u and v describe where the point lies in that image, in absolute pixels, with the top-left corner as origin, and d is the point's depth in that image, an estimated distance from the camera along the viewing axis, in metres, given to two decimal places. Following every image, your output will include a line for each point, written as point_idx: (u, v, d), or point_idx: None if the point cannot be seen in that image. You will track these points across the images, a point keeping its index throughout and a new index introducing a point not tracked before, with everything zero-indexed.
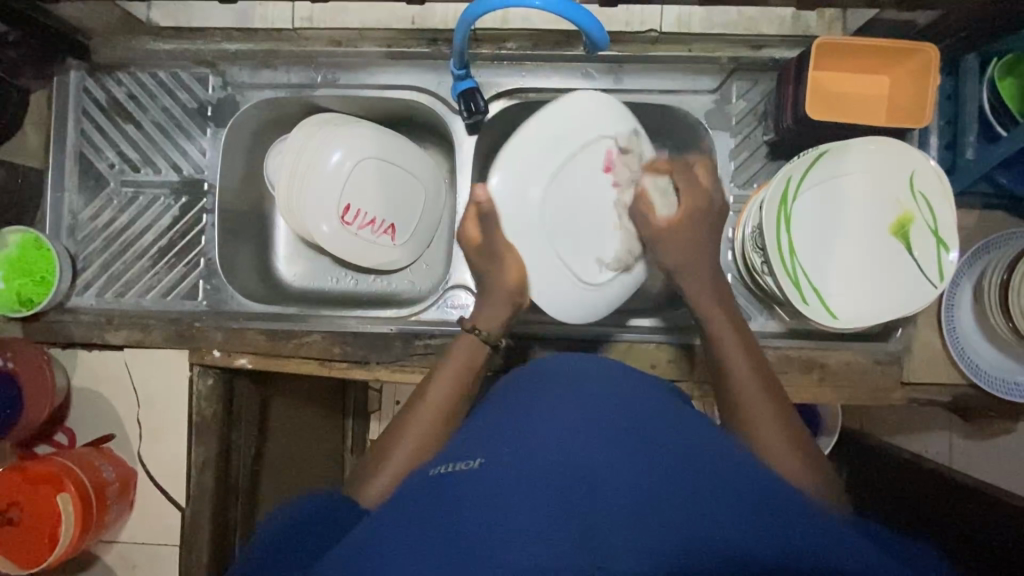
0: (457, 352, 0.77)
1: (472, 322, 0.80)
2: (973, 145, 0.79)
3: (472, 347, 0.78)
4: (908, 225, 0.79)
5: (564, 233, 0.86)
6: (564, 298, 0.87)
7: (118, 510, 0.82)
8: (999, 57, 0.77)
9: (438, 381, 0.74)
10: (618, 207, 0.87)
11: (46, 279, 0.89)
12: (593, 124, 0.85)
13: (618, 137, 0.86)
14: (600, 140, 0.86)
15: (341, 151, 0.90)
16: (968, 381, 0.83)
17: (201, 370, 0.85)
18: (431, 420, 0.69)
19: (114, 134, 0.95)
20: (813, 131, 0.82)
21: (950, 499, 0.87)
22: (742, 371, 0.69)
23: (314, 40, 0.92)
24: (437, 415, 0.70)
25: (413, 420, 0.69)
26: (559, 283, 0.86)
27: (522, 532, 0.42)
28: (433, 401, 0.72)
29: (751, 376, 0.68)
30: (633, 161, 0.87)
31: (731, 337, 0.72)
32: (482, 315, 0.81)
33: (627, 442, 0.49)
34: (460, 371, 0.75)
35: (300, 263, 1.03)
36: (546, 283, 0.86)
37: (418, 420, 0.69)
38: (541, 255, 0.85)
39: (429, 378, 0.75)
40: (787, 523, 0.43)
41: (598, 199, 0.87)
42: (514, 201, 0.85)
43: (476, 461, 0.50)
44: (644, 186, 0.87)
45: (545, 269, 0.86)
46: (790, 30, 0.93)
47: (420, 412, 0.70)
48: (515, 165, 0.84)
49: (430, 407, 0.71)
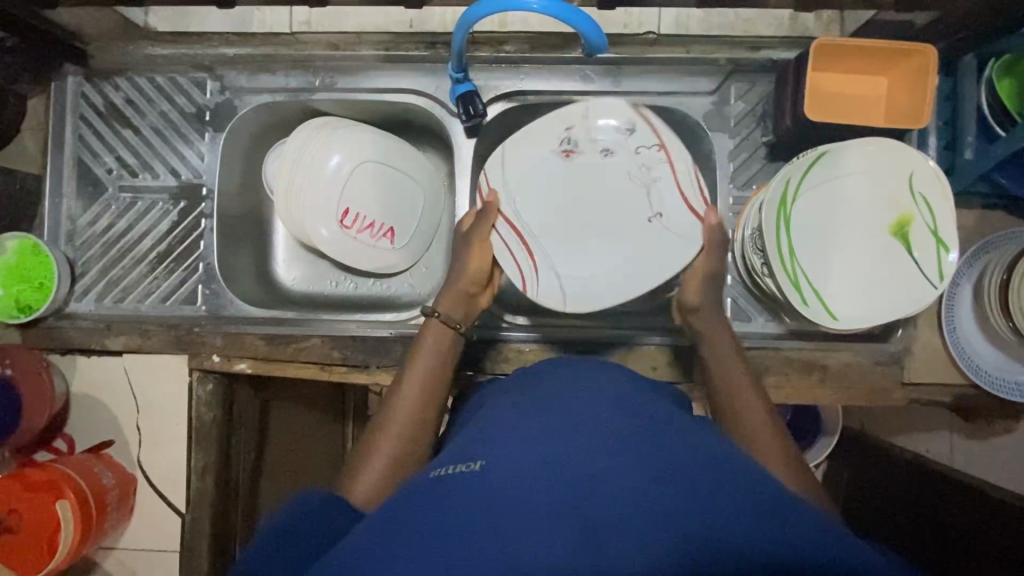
0: (424, 341, 0.77)
1: (434, 307, 0.79)
2: (972, 145, 0.80)
3: (440, 331, 0.77)
4: (907, 226, 0.79)
5: (557, 180, 0.86)
6: (532, 258, 0.84)
7: (117, 517, 0.82)
8: (997, 58, 0.77)
9: (410, 372, 0.74)
10: (547, 179, 0.85)
11: (44, 286, 0.89)
12: (603, 125, 0.84)
13: (574, 120, 0.84)
14: (587, 132, 0.84)
15: (340, 154, 0.90)
16: (971, 382, 0.83)
17: (201, 374, 0.85)
18: (411, 411, 0.71)
19: (112, 140, 0.95)
20: (811, 133, 0.82)
21: (951, 498, 0.87)
22: (735, 375, 0.72)
23: (289, 28, 1.00)
24: (421, 405, 0.72)
25: (394, 416, 0.70)
26: (528, 253, 0.84)
27: (519, 538, 0.42)
28: (414, 390, 0.73)
29: (746, 390, 0.70)
30: (566, 134, 0.85)
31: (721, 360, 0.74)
32: (444, 298, 0.80)
33: (628, 444, 0.49)
34: (428, 360, 0.75)
35: (300, 265, 1.03)
36: (607, 284, 0.84)
37: (403, 412, 0.70)
38: (625, 286, 0.83)
39: (402, 373, 0.75)
40: (785, 521, 0.43)
41: (566, 180, 0.86)
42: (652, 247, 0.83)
43: (475, 463, 0.49)
44: (543, 150, 0.85)
45: (502, 228, 0.84)
46: (788, 31, 0.94)
47: (399, 409, 0.71)
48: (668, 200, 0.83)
49: (414, 398, 0.72)
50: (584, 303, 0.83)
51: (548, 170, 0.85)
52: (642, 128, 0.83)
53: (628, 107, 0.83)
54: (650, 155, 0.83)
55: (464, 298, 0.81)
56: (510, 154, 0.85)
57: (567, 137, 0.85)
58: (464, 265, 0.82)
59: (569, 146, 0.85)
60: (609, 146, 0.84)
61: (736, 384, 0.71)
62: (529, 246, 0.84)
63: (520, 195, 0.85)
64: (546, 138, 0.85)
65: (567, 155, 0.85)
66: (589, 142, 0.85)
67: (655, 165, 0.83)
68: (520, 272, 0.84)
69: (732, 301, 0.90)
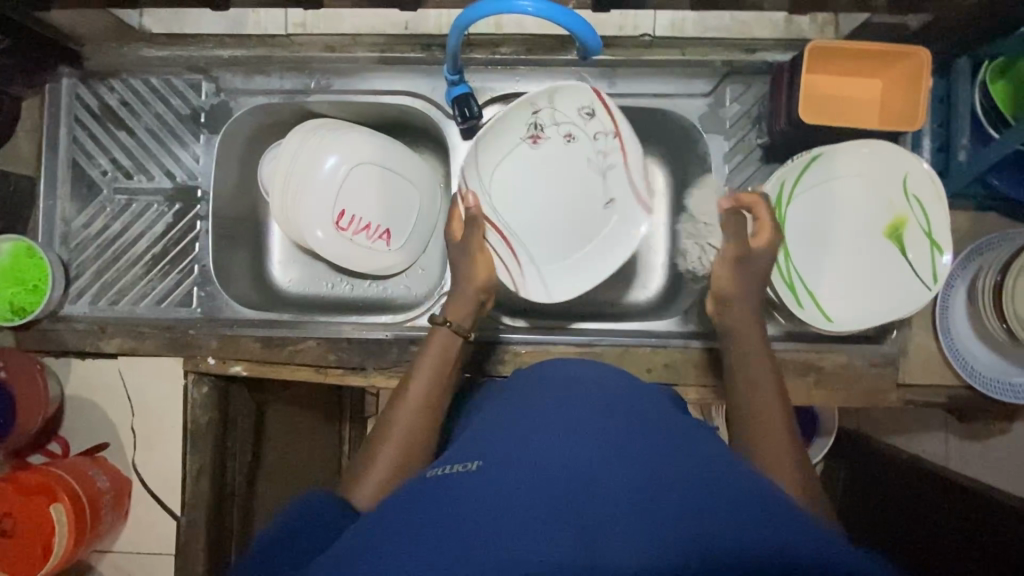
0: (430, 347, 0.77)
1: (444, 316, 0.80)
2: (966, 147, 0.79)
3: (447, 340, 0.78)
4: (901, 228, 0.80)
5: (525, 168, 0.91)
6: (517, 258, 0.89)
7: (112, 520, 0.82)
8: (991, 59, 0.78)
9: (416, 377, 0.74)
10: (516, 167, 0.90)
11: (39, 288, 0.89)
12: (568, 109, 0.87)
13: (542, 108, 0.86)
14: (553, 118, 0.88)
15: (336, 156, 0.90)
16: (964, 383, 0.83)
17: (196, 377, 0.85)
18: (413, 414, 0.71)
19: (107, 142, 0.94)
20: (806, 135, 0.82)
21: (945, 499, 0.87)
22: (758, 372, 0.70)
23: (284, 29, 1.00)
24: (424, 409, 0.71)
25: (398, 418, 0.70)
26: (512, 254, 0.89)
27: (515, 538, 0.42)
28: (419, 395, 0.72)
29: (766, 389, 0.67)
30: (533, 120, 0.88)
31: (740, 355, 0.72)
32: (452, 307, 0.81)
33: (624, 445, 0.49)
34: (434, 366, 0.75)
35: (296, 267, 1.02)
36: (573, 267, 0.91)
37: (406, 415, 0.70)
38: (593, 267, 0.90)
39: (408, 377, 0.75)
40: (780, 523, 0.43)
41: (532, 166, 0.91)
42: (607, 230, 0.90)
43: (473, 463, 0.49)
44: (512, 138, 0.88)
45: (493, 235, 0.88)
46: (783, 33, 0.94)
47: (403, 412, 0.71)
48: (621, 187, 0.90)
49: (416, 402, 0.72)
50: (566, 289, 0.89)
51: (516, 157, 0.90)
52: (601, 114, 0.86)
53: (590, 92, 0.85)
54: (607, 145, 0.88)
55: (472, 304, 0.82)
56: (483, 146, 0.86)
57: (534, 123, 0.88)
58: (467, 272, 0.82)
59: (535, 132, 0.89)
60: (572, 131, 0.89)
61: (756, 383, 0.68)
62: (514, 247, 0.89)
63: (498, 194, 0.90)
64: (514, 126, 0.87)
65: (533, 141, 0.89)
66: (553, 128, 0.89)
67: (610, 155, 0.88)
68: (509, 272, 0.88)
69: None
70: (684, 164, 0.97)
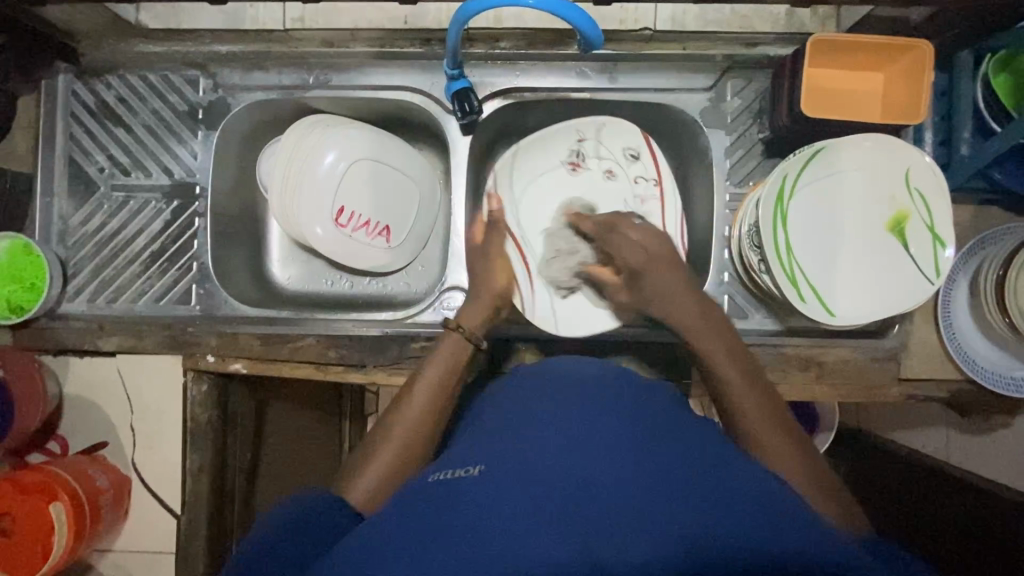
0: (439, 353, 0.76)
1: (456, 321, 0.79)
2: (968, 141, 0.80)
3: (458, 345, 0.77)
4: (903, 222, 0.79)
5: (560, 192, 0.95)
6: (531, 278, 0.90)
7: (112, 519, 0.82)
8: (994, 52, 0.77)
9: (421, 381, 0.73)
10: (550, 189, 0.94)
11: (36, 286, 0.88)
12: (613, 144, 0.93)
13: (586, 136, 0.94)
14: (596, 151, 0.94)
15: (334, 152, 0.90)
16: (965, 376, 0.83)
17: (196, 375, 0.84)
18: (413, 418, 0.69)
19: (103, 139, 0.94)
20: (808, 128, 0.81)
21: (948, 492, 0.87)
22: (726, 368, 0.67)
23: (283, 24, 1.00)
24: (424, 415, 0.70)
25: (400, 420, 0.69)
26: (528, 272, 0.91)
27: (522, 541, 0.41)
28: (426, 397, 0.72)
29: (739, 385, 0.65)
30: (577, 148, 0.94)
31: (724, 360, 0.68)
32: (466, 313, 0.80)
33: (629, 445, 0.48)
34: (443, 371, 0.74)
35: (295, 265, 1.02)
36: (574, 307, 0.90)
37: (407, 419, 0.69)
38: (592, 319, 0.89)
39: (414, 378, 0.74)
40: (794, 521, 0.42)
41: (565, 191, 0.95)
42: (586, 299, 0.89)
43: (474, 467, 0.48)
44: (555, 158, 0.94)
45: (510, 245, 0.90)
46: (785, 27, 0.94)
47: (407, 413, 0.70)
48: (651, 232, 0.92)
49: (419, 405, 0.71)
50: (573, 324, 0.89)
51: (551, 176, 0.94)
52: (645, 158, 0.93)
53: (637, 133, 0.92)
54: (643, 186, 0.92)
55: (486, 310, 0.81)
56: (520, 159, 0.94)
57: (579, 150, 0.94)
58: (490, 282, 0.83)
59: (577, 159, 0.94)
60: (611, 168, 0.94)
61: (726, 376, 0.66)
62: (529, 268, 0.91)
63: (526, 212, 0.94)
64: (558, 149, 0.94)
65: (574, 168, 0.94)
66: (595, 160, 0.94)
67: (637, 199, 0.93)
68: (521, 294, 0.89)
69: (729, 298, 0.90)
70: (685, 160, 0.97)
